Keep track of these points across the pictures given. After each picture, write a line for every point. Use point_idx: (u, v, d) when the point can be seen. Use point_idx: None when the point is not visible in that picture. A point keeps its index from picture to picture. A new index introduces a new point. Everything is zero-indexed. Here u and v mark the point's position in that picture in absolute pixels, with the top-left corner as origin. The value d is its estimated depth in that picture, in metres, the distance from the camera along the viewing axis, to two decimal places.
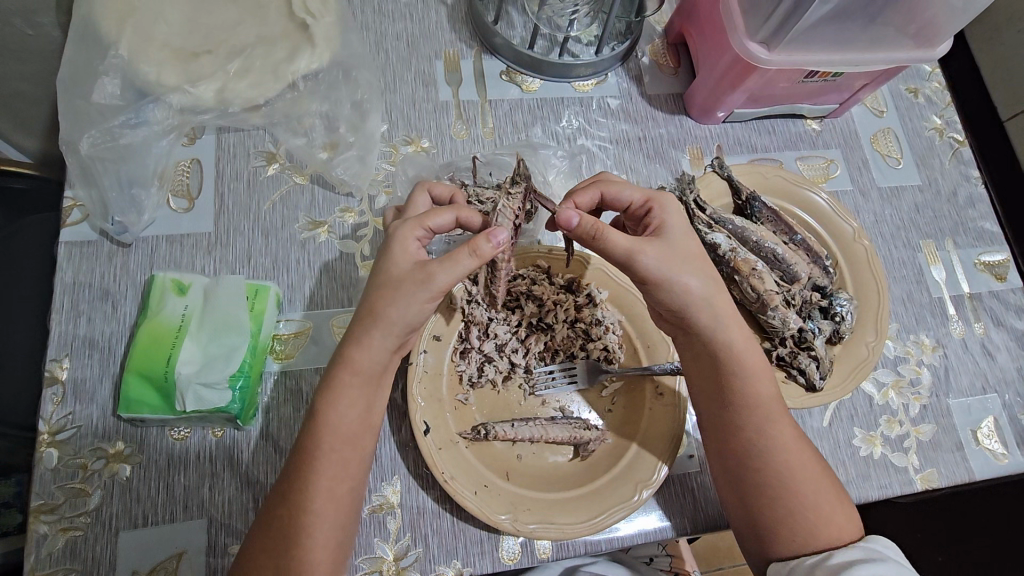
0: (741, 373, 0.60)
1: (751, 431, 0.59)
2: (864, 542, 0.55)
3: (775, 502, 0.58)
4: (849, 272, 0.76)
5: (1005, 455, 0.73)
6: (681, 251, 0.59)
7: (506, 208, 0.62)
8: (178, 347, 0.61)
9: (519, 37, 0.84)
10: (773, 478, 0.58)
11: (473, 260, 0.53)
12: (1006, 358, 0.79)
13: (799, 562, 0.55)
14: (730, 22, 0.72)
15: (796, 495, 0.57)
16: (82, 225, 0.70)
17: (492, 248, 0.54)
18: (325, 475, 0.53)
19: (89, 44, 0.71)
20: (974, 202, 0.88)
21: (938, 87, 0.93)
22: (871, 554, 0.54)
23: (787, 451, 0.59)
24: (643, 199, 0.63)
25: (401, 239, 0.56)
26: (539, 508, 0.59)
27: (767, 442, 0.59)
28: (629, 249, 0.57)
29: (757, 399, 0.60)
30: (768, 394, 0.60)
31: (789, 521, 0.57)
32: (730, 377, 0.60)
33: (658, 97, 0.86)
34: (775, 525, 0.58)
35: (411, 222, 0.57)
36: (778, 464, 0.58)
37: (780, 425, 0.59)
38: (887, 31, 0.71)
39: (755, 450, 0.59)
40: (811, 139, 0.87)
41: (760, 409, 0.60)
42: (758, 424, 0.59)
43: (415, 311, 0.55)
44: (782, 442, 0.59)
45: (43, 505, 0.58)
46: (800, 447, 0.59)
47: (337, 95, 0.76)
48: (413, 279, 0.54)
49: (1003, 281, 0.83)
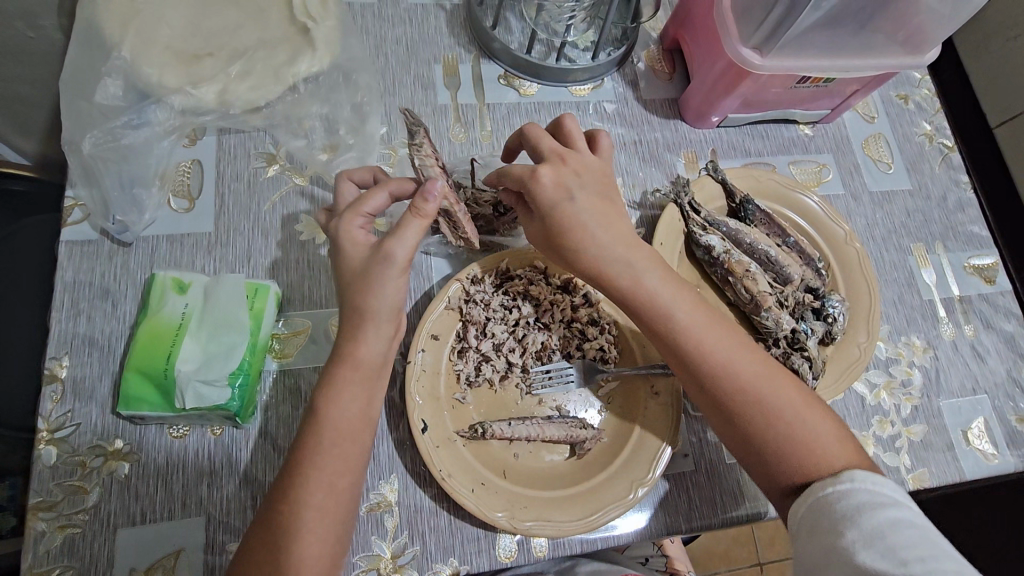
0: (682, 329, 0.60)
1: (709, 382, 0.59)
2: (877, 478, 0.53)
3: (766, 445, 0.58)
4: (841, 274, 0.77)
5: (995, 455, 0.74)
6: (585, 206, 0.61)
7: (423, 160, 0.61)
8: (177, 346, 0.61)
9: (517, 42, 0.85)
10: (752, 421, 0.58)
11: (421, 221, 0.55)
12: (996, 360, 0.80)
13: (812, 501, 0.54)
14: (724, 28, 0.73)
15: (782, 429, 0.57)
16: (83, 225, 0.70)
17: (432, 205, 0.54)
18: (326, 469, 0.54)
19: (92, 46, 0.71)
20: (963, 207, 0.89)
21: (927, 93, 0.95)
22: (886, 497, 0.51)
23: (753, 387, 0.59)
24: (549, 155, 0.62)
25: (346, 232, 0.58)
26: (535, 505, 0.59)
27: (728, 387, 0.59)
28: (530, 200, 0.61)
29: (707, 348, 0.60)
30: (718, 341, 0.60)
31: (787, 460, 0.57)
32: (674, 337, 0.60)
33: (654, 101, 0.87)
34: (777, 474, 0.57)
35: (348, 214, 0.58)
36: (750, 404, 0.58)
37: (738, 364, 0.60)
38: (877, 37, 0.72)
39: (722, 397, 0.59)
40: (803, 144, 0.89)
41: (713, 356, 0.60)
42: (714, 373, 0.59)
43: (395, 292, 0.56)
44: (745, 379, 0.59)
45: (42, 502, 0.58)
46: (769, 378, 0.60)
47: (336, 98, 0.77)
48: (381, 263, 0.55)
49: (992, 284, 0.85)
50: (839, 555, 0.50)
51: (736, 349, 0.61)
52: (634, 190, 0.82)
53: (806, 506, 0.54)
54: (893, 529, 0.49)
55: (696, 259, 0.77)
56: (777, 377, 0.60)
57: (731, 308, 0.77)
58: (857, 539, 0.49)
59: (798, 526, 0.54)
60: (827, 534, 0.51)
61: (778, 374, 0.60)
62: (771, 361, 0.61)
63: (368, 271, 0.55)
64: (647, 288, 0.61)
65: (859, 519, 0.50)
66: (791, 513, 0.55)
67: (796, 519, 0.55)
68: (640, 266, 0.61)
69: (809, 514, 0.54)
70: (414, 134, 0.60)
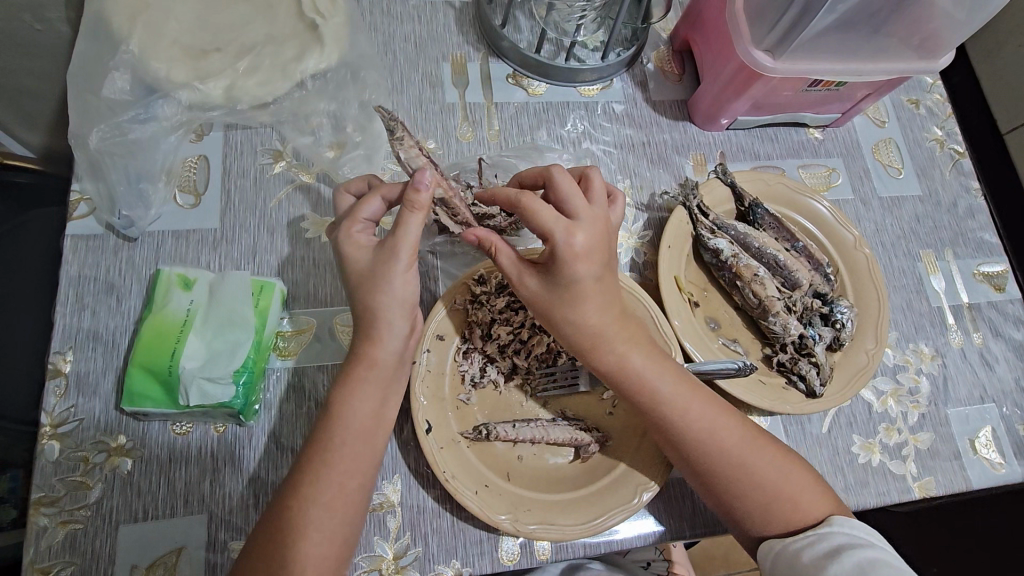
0: (667, 399, 0.58)
1: (691, 451, 0.58)
2: (856, 523, 0.56)
3: (744, 504, 0.58)
4: (850, 280, 0.76)
5: (1002, 465, 0.74)
6: (571, 294, 0.57)
7: (408, 153, 0.64)
8: (182, 342, 0.61)
9: (526, 41, 0.85)
10: (733, 485, 0.58)
11: (418, 214, 0.54)
12: (1005, 369, 0.80)
13: (792, 541, 0.56)
14: (736, 29, 0.73)
15: (762, 490, 0.58)
16: (89, 219, 0.70)
17: (425, 194, 0.53)
18: (337, 469, 0.54)
19: (100, 39, 0.71)
20: (973, 213, 0.88)
21: (939, 99, 0.94)
22: (864, 539, 0.54)
23: (735, 454, 0.58)
24: (540, 232, 0.55)
25: (347, 238, 0.58)
26: (539, 508, 0.59)
27: (710, 452, 0.58)
28: (514, 275, 0.59)
29: (691, 419, 0.58)
30: (698, 408, 0.59)
31: (768, 518, 0.58)
32: (651, 406, 0.59)
33: (663, 103, 0.87)
34: (756, 525, 0.58)
35: (346, 223, 0.59)
36: (731, 468, 0.58)
37: (720, 431, 0.59)
38: (890, 42, 0.71)
39: (706, 465, 0.58)
40: (813, 147, 0.88)
41: (696, 426, 0.58)
42: (698, 445, 0.58)
43: (404, 288, 0.56)
44: (726, 447, 0.58)
45: (44, 497, 0.58)
46: (748, 442, 0.59)
47: (344, 95, 0.77)
48: (395, 263, 0.55)
49: (1001, 292, 0.84)
50: None
51: (718, 416, 0.59)
52: (642, 191, 0.81)
53: (785, 548, 0.56)
54: (875, 566, 0.51)
55: (703, 263, 0.76)
56: (752, 436, 0.60)
57: (738, 313, 0.77)
58: (839, 573, 0.51)
59: (772, 564, 0.56)
60: (805, 571, 0.53)
61: (756, 437, 0.60)
62: (747, 425, 0.61)
63: (376, 267, 0.56)
64: (633, 359, 0.59)
65: (840, 557, 0.52)
66: (765, 551, 0.57)
67: (773, 560, 0.56)
68: (626, 332, 0.60)
69: (790, 557, 0.55)
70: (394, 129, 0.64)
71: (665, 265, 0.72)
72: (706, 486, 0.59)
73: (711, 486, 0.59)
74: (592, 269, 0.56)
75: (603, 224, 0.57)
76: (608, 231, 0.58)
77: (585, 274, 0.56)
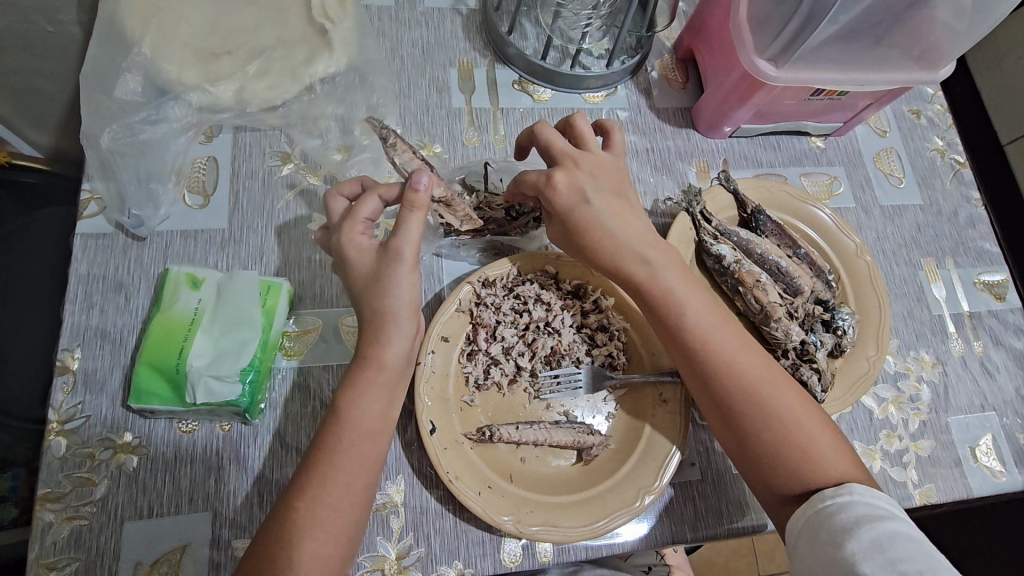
0: (692, 325, 0.61)
1: (713, 381, 0.60)
2: (875, 491, 0.54)
3: (761, 444, 0.58)
4: (850, 287, 0.77)
5: (1002, 473, 0.74)
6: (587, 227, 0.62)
7: (401, 157, 0.65)
8: (190, 340, 0.61)
9: (532, 47, 0.86)
10: (751, 421, 0.59)
11: (417, 213, 0.56)
12: (1005, 378, 0.80)
13: (811, 512, 0.54)
14: (739, 38, 0.74)
15: (778, 431, 0.58)
16: (98, 218, 0.71)
17: (422, 194, 0.56)
18: (344, 467, 0.54)
19: (113, 41, 0.72)
20: (974, 223, 0.89)
21: (939, 109, 0.95)
22: (882, 509, 0.52)
23: (760, 390, 0.59)
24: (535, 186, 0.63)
25: (349, 239, 0.59)
26: (541, 510, 0.59)
27: (735, 383, 0.59)
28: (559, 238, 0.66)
29: (715, 346, 0.60)
30: (724, 339, 0.61)
31: (781, 467, 0.57)
32: (678, 333, 0.61)
33: (667, 110, 0.88)
34: (771, 475, 0.58)
35: (347, 224, 0.60)
36: (753, 402, 0.59)
37: (746, 365, 0.60)
38: (891, 53, 0.72)
39: (726, 395, 0.59)
40: (815, 156, 0.89)
41: (719, 357, 0.60)
42: (721, 374, 0.60)
43: (410, 290, 0.57)
44: (750, 381, 0.59)
45: (50, 493, 0.59)
46: (774, 382, 0.60)
47: (352, 99, 0.78)
48: (393, 263, 0.56)
49: (1002, 301, 0.85)
50: (840, 568, 0.50)
51: (745, 352, 0.61)
52: (646, 197, 0.82)
53: (805, 519, 0.54)
54: (894, 543, 0.49)
55: (705, 268, 0.77)
56: (780, 378, 0.61)
57: (740, 317, 0.77)
58: (858, 551, 0.50)
59: (795, 538, 0.55)
60: (826, 545, 0.52)
61: (783, 381, 0.61)
62: (775, 368, 0.61)
63: (378, 273, 0.57)
64: (662, 282, 0.62)
65: (858, 532, 0.51)
66: (789, 525, 0.55)
67: (793, 530, 0.55)
68: (656, 262, 0.62)
69: (811, 527, 0.53)
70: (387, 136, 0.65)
71: None
72: (726, 422, 0.60)
73: (732, 422, 0.60)
74: (584, 197, 0.61)
75: (589, 163, 0.63)
76: (599, 168, 0.64)
77: (584, 206, 0.62)
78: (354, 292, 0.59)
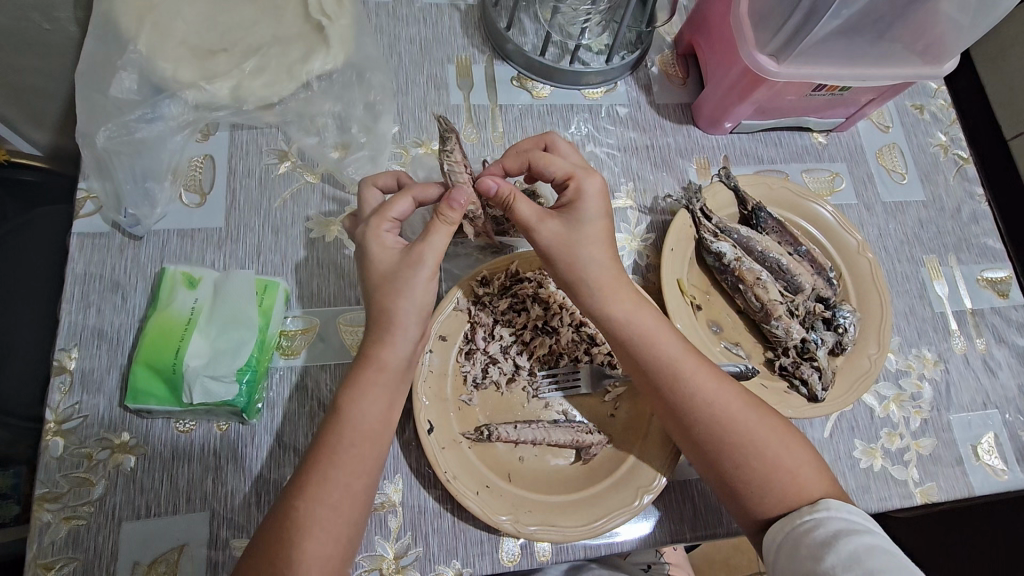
0: (666, 360, 0.60)
1: (693, 414, 0.59)
2: (850, 506, 0.55)
3: (740, 472, 0.58)
4: (852, 284, 0.76)
5: (1005, 471, 0.74)
6: (589, 233, 0.61)
7: (452, 166, 0.63)
8: (186, 340, 0.61)
9: (531, 43, 0.85)
10: (731, 455, 0.58)
11: (449, 229, 0.57)
12: (1008, 375, 0.79)
13: (790, 527, 0.55)
14: (740, 35, 0.73)
15: (760, 462, 0.57)
16: (95, 217, 0.70)
17: (457, 212, 0.56)
18: (345, 468, 0.54)
19: (108, 39, 0.71)
20: (978, 219, 0.88)
21: (943, 105, 0.94)
22: (859, 524, 0.53)
23: (736, 423, 0.59)
24: (565, 175, 0.62)
25: (375, 236, 0.58)
26: (539, 509, 0.59)
27: (711, 419, 0.59)
28: (530, 223, 0.61)
29: (688, 382, 0.59)
30: (699, 374, 0.60)
31: (768, 492, 0.57)
32: (655, 370, 0.60)
33: (668, 106, 0.87)
34: (757, 501, 0.57)
35: (375, 220, 0.59)
36: (730, 437, 0.58)
37: (721, 399, 0.59)
38: (894, 48, 0.71)
39: (702, 430, 0.59)
40: (817, 152, 0.88)
41: (695, 392, 0.59)
42: (700, 404, 0.59)
43: (423, 294, 0.57)
44: (726, 414, 0.59)
45: (48, 493, 0.59)
46: (750, 413, 0.59)
47: (349, 96, 0.77)
48: (411, 267, 0.56)
49: (1005, 298, 0.84)
50: None
51: (719, 382, 0.60)
52: (646, 195, 0.82)
53: (783, 535, 0.55)
54: (872, 554, 0.50)
55: (705, 265, 0.76)
56: (755, 408, 0.60)
57: (740, 316, 0.76)
58: (838, 563, 0.50)
59: (774, 556, 0.55)
60: (806, 559, 0.52)
61: (758, 408, 0.61)
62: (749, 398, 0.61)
63: (397, 273, 0.57)
64: (636, 319, 0.61)
65: (837, 544, 0.51)
66: (768, 542, 0.56)
67: (772, 548, 0.55)
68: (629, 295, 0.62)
69: (790, 543, 0.54)
70: (446, 140, 0.63)
71: (667, 268, 0.72)
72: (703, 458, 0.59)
73: (710, 453, 0.59)
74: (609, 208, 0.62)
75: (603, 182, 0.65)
76: None
77: (603, 219, 0.61)
78: (366, 289, 0.59)
